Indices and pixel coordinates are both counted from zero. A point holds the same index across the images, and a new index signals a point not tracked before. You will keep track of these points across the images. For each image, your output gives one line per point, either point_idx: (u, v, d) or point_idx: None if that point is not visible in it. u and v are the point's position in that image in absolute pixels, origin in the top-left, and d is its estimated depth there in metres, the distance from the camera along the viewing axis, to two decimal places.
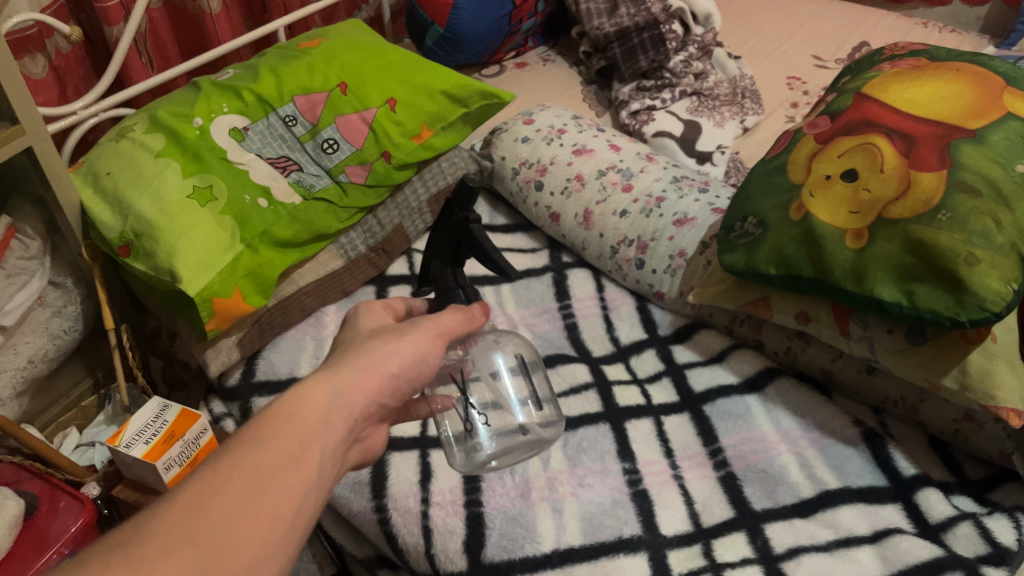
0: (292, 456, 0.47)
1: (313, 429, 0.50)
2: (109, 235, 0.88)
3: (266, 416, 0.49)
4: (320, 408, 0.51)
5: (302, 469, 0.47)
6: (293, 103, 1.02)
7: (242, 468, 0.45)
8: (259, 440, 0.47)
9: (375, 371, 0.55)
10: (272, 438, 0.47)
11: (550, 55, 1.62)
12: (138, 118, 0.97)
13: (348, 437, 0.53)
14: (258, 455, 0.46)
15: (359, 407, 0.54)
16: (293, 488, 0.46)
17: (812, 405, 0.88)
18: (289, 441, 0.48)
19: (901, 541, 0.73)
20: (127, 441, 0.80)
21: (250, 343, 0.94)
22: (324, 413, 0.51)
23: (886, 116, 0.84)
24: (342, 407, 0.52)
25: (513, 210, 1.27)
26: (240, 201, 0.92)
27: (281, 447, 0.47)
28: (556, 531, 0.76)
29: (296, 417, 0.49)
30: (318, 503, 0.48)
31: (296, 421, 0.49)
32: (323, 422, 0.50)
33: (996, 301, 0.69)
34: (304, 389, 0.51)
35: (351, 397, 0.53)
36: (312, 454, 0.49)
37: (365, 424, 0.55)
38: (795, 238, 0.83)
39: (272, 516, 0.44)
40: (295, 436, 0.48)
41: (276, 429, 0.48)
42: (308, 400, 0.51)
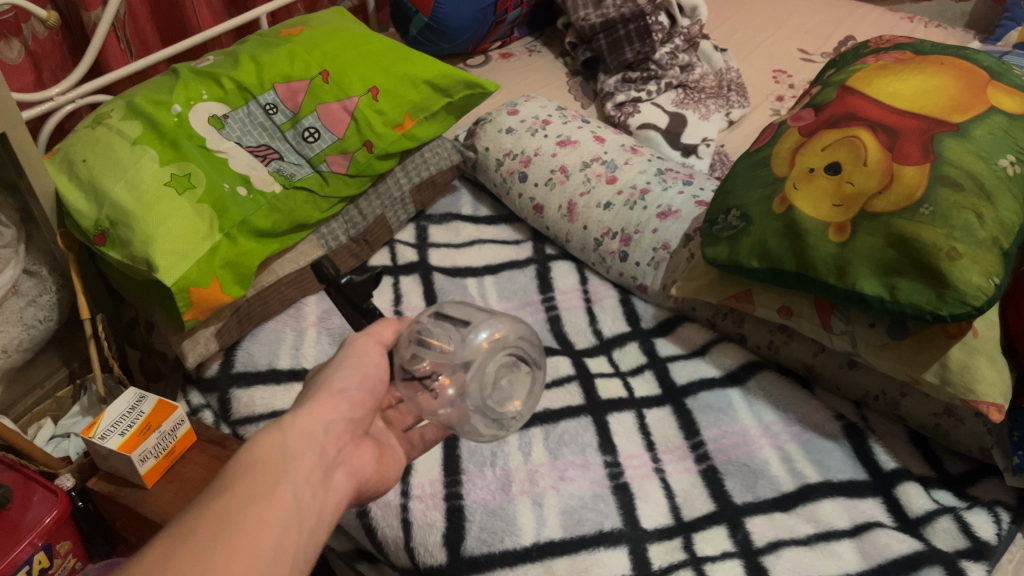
0: (263, 493, 0.47)
1: (280, 466, 0.50)
2: (85, 223, 0.87)
3: (230, 466, 0.49)
4: (279, 447, 0.51)
5: (276, 503, 0.47)
6: (273, 90, 1.01)
7: (210, 512, 0.45)
8: (226, 486, 0.47)
9: (327, 394, 0.58)
10: (237, 482, 0.47)
11: (536, 46, 1.61)
12: (115, 105, 0.95)
13: (320, 464, 0.53)
14: (228, 498, 0.46)
15: (320, 437, 0.55)
16: (269, 521, 0.46)
17: (793, 399, 0.88)
18: (256, 480, 0.48)
19: (880, 536, 0.73)
20: (102, 432, 0.79)
21: (228, 333, 0.93)
22: (285, 450, 0.51)
23: (870, 110, 0.83)
24: (303, 439, 0.53)
25: (497, 202, 1.26)
26: (219, 189, 0.91)
27: (249, 487, 0.47)
28: (536, 524, 0.76)
29: (259, 460, 0.50)
30: (302, 535, 0.48)
31: (259, 462, 0.50)
32: (286, 457, 0.51)
33: (977, 295, 0.70)
34: (257, 437, 0.52)
35: (308, 429, 0.54)
36: (282, 489, 0.49)
37: (335, 451, 0.56)
38: (778, 232, 0.82)
39: (252, 551, 0.44)
40: (263, 475, 0.49)
41: (242, 474, 0.48)
42: (266, 442, 0.51)
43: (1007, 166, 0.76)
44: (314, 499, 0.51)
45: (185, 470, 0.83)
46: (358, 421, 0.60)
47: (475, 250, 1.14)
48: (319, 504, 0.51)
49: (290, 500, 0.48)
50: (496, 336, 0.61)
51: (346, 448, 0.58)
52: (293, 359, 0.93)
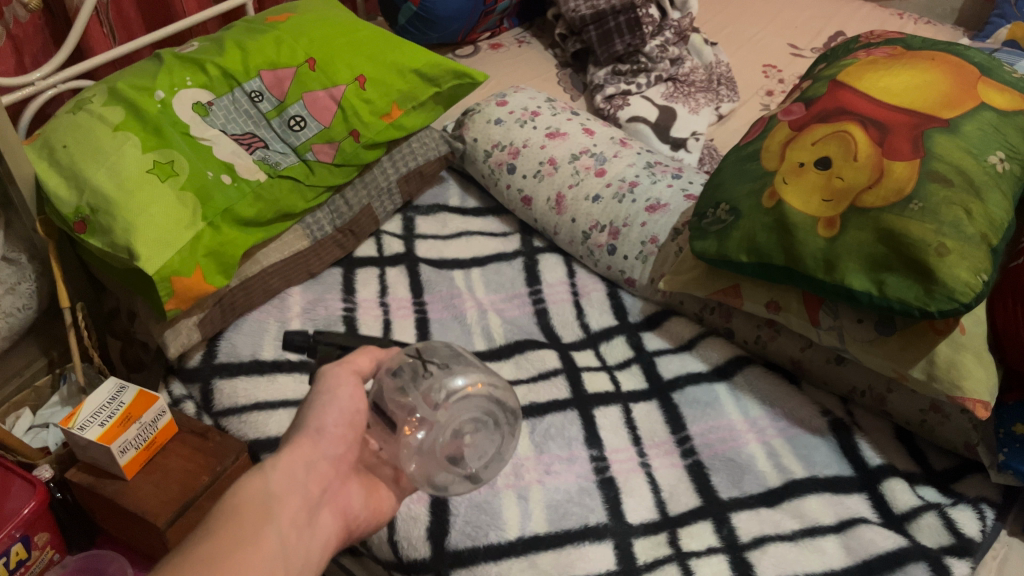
0: (247, 537, 0.49)
1: (265, 511, 0.52)
2: (65, 210, 0.85)
3: (216, 514, 0.51)
4: (263, 492, 0.54)
5: (259, 546, 0.49)
6: (259, 78, 0.99)
7: (197, 556, 0.46)
8: (212, 530, 0.49)
9: (305, 434, 0.59)
10: (222, 527, 0.50)
11: (526, 37, 1.60)
12: (97, 90, 0.93)
13: (304, 505, 0.55)
14: (212, 542, 0.48)
15: (304, 477, 0.57)
16: (253, 565, 0.48)
17: (779, 394, 0.88)
18: (240, 525, 0.50)
19: (865, 531, 0.73)
20: (81, 423, 0.77)
21: (211, 323, 0.91)
22: (268, 495, 0.53)
23: (860, 104, 0.83)
24: (286, 481, 0.55)
25: (484, 193, 1.25)
26: (202, 177, 0.89)
27: (234, 533, 0.49)
28: (521, 518, 0.75)
29: (243, 506, 0.52)
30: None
31: (243, 507, 0.52)
32: (270, 502, 0.53)
33: (965, 292, 0.69)
34: (241, 482, 0.54)
35: (291, 472, 0.56)
36: (267, 532, 0.51)
37: (321, 491, 0.58)
38: (767, 227, 0.82)
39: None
40: (246, 520, 0.51)
41: (226, 520, 0.50)
42: (250, 488, 0.53)
43: (996, 163, 0.76)
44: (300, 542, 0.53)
45: (166, 461, 0.82)
46: (341, 458, 0.61)
47: (462, 242, 1.13)
48: (305, 548, 0.53)
49: (275, 542, 0.50)
50: (479, 385, 0.62)
51: (332, 486, 0.59)
52: (277, 349, 0.92)
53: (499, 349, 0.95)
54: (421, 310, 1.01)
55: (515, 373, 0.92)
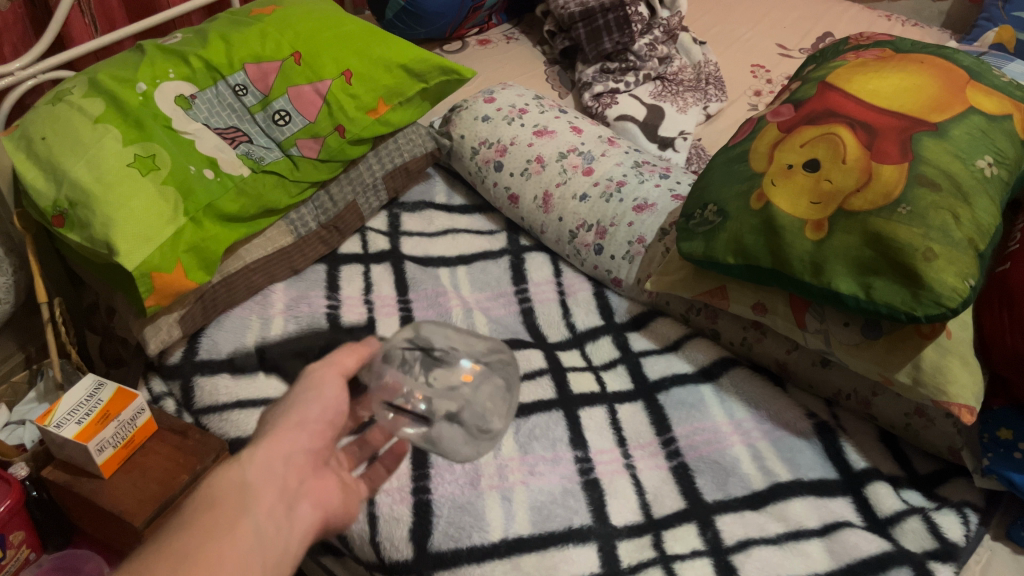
0: (220, 531, 0.50)
1: (239, 502, 0.52)
2: (42, 203, 0.83)
3: (191, 506, 0.52)
4: (239, 483, 0.54)
5: (233, 539, 0.50)
6: (243, 71, 0.98)
7: (169, 550, 0.47)
8: (184, 523, 0.50)
9: (285, 427, 0.59)
10: (195, 520, 0.50)
11: (514, 33, 1.59)
12: (77, 81, 0.92)
13: (281, 497, 0.55)
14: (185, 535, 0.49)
15: (282, 467, 0.57)
16: (224, 558, 0.49)
17: (765, 396, 0.87)
18: (214, 519, 0.51)
19: (849, 535, 0.73)
20: (58, 421, 0.76)
21: (192, 320, 0.90)
22: (245, 485, 0.54)
23: (849, 107, 0.83)
24: (262, 473, 0.55)
25: (471, 190, 1.24)
26: (184, 171, 0.88)
27: (206, 526, 0.50)
28: (505, 520, 0.74)
29: (218, 498, 0.52)
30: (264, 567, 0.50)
31: (218, 501, 0.52)
32: (245, 493, 0.53)
33: (952, 297, 0.69)
34: (217, 475, 0.54)
35: (266, 465, 0.56)
36: (241, 524, 0.51)
37: (299, 482, 0.58)
38: (755, 228, 0.82)
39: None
40: (220, 514, 0.51)
41: (200, 514, 0.51)
42: (226, 480, 0.54)
43: (984, 167, 0.76)
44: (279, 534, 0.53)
45: (146, 459, 0.80)
46: (318, 452, 0.60)
47: (448, 240, 1.13)
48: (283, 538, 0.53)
49: (250, 534, 0.51)
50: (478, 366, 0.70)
51: (311, 480, 0.59)
52: (259, 347, 0.91)
53: None
54: (405, 308, 1.00)
55: None
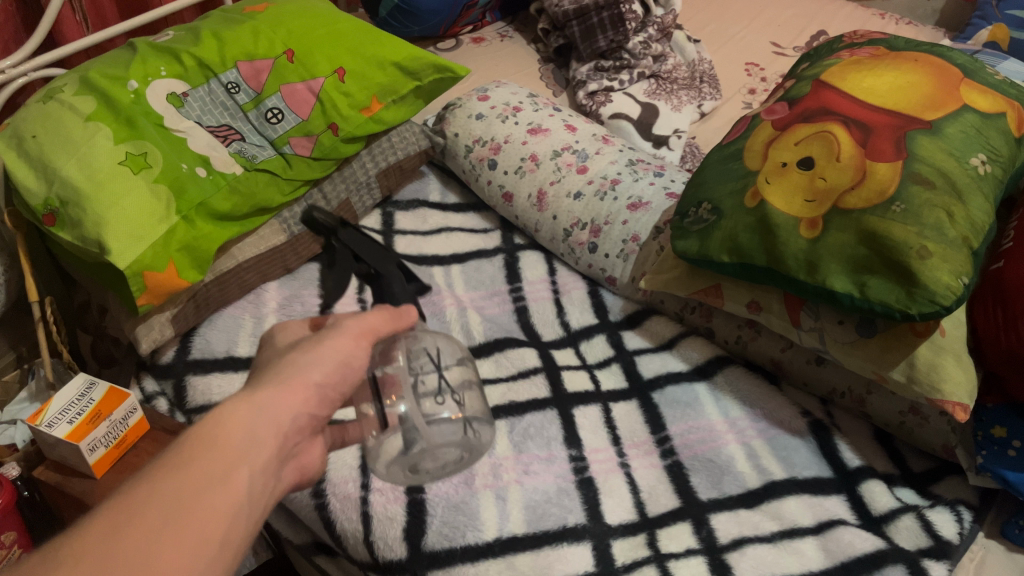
0: (218, 480, 0.46)
1: (239, 450, 0.49)
2: (33, 202, 0.83)
3: (190, 438, 0.48)
4: (245, 425, 0.50)
5: (229, 489, 0.46)
6: (236, 69, 0.97)
7: (160, 491, 0.44)
8: (183, 460, 0.46)
9: (301, 382, 0.54)
10: (194, 461, 0.46)
11: (508, 31, 1.59)
12: (68, 79, 0.91)
13: (279, 453, 0.51)
14: (183, 473, 0.45)
15: (287, 421, 0.53)
16: (216, 511, 0.45)
17: (760, 394, 0.87)
18: (213, 463, 0.47)
19: (843, 534, 0.73)
20: (49, 420, 0.76)
21: (185, 319, 0.89)
22: (251, 432, 0.50)
23: (843, 105, 0.82)
24: (269, 422, 0.51)
25: (465, 188, 1.24)
26: (177, 169, 0.87)
27: (206, 467, 0.46)
28: (499, 519, 0.74)
29: (220, 440, 0.48)
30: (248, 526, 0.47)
31: (220, 439, 0.48)
32: (248, 438, 0.50)
33: (946, 295, 0.69)
34: (224, 408, 0.50)
35: (275, 413, 0.52)
36: (238, 474, 0.48)
37: (296, 440, 0.54)
38: (749, 227, 0.81)
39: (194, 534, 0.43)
40: (221, 457, 0.47)
41: (202, 451, 0.47)
42: (229, 422, 0.50)
43: (978, 165, 0.76)
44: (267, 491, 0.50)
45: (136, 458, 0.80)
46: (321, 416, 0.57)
47: (442, 238, 1.12)
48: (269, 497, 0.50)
49: (244, 489, 0.47)
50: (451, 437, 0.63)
51: (304, 441, 0.56)
52: (252, 346, 0.91)
53: (478, 347, 0.94)
54: None
55: (494, 371, 0.91)
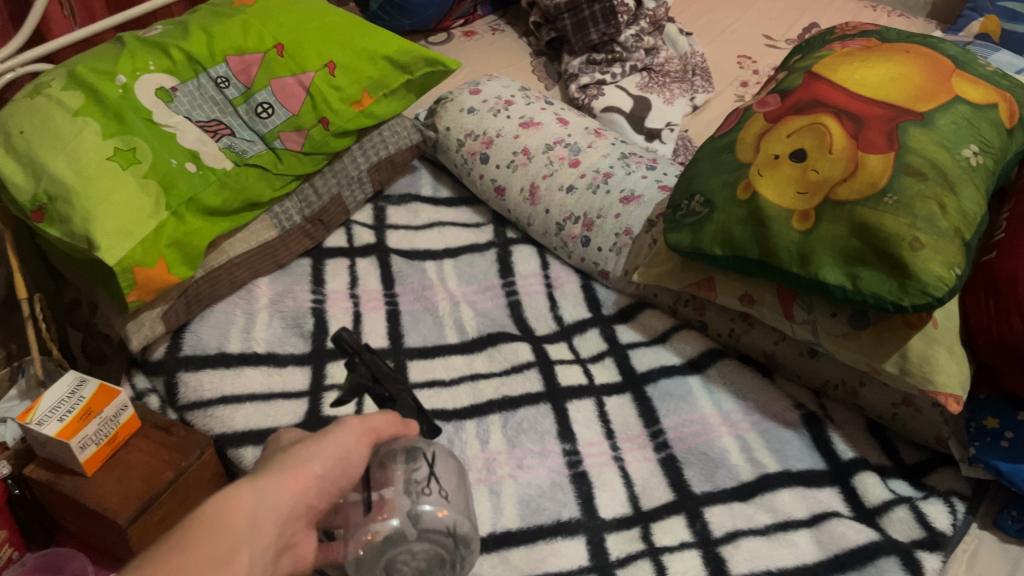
0: (219, 566, 0.46)
1: (241, 534, 0.49)
2: (21, 198, 0.82)
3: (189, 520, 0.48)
4: (247, 511, 0.50)
5: (230, 572, 0.47)
6: (225, 63, 0.97)
7: (161, 571, 0.44)
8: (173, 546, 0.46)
9: (301, 472, 0.54)
10: (191, 545, 0.46)
11: (499, 24, 1.58)
12: (56, 73, 0.90)
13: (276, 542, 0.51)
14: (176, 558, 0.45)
15: (287, 510, 0.52)
16: None
17: (753, 387, 0.87)
18: (212, 546, 0.47)
19: (837, 525, 0.73)
20: (39, 418, 0.75)
21: (176, 316, 0.89)
22: (251, 517, 0.50)
23: (835, 97, 0.82)
24: (270, 508, 0.51)
25: (457, 183, 1.23)
26: (166, 164, 0.87)
27: (205, 554, 0.46)
28: (492, 513, 0.74)
29: (220, 523, 0.48)
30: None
31: (221, 522, 0.48)
32: (250, 523, 0.49)
33: (939, 286, 0.69)
34: (225, 493, 0.50)
35: (277, 498, 0.52)
36: (239, 556, 0.48)
37: (293, 530, 0.54)
38: (742, 219, 0.81)
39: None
40: (220, 542, 0.47)
41: (198, 533, 0.47)
42: (229, 504, 0.50)
43: (970, 156, 0.76)
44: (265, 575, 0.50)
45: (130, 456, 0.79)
46: (318, 509, 0.56)
47: (434, 233, 1.12)
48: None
49: (246, 570, 0.48)
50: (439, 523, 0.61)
51: (299, 531, 0.55)
52: (244, 342, 0.90)
53: (471, 342, 0.94)
54: (392, 302, 0.99)
55: (487, 367, 0.91)
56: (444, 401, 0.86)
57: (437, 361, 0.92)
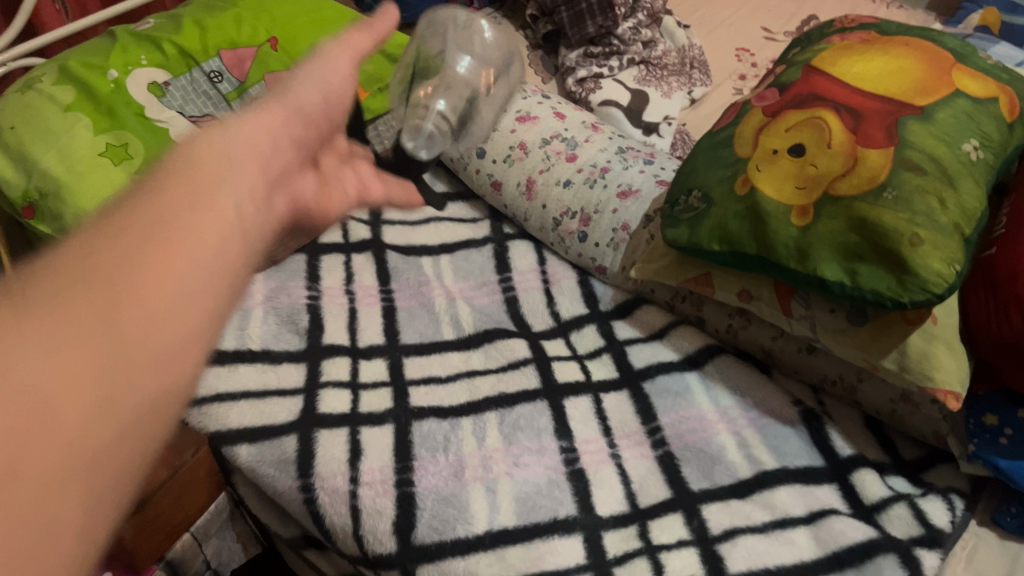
0: (217, 174, 0.45)
1: (215, 179, 0.44)
2: (12, 195, 0.81)
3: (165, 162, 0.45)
4: (222, 149, 0.47)
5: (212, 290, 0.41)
6: (218, 57, 0.95)
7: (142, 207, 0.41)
8: (137, 199, 0.41)
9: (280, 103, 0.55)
10: (165, 186, 0.42)
11: (496, 17, 1.57)
12: (47, 68, 0.89)
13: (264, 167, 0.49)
14: (148, 208, 0.41)
15: (265, 147, 0.51)
16: (196, 235, 0.41)
17: (751, 383, 0.87)
18: (187, 185, 0.43)
19: (835, 523, 0.72)
20: None
21: None
22: (229, 155, 0.47)
23: (835, 91, 0.81)
24: (246, 150, 0.48)
25: (453, 178, 1.22)
26: (159, 160, 0.86)
27: (176, 199, 0.42)
28: (489, 512, 0.74)
29: (197, 167, 0.45)
30: (244, 247, 0.44)
31: (199, 162, 0.45)
32: (225, 160, 0.46)
33: (938, 282, 0.69)
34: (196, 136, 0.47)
35: (248, 156, 0.48)
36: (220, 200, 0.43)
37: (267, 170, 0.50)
38: (739, 215, 0.81)
39: (179, 297, 0.39)
40: (192, 182, 0.43)
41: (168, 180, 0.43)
42: (200, 152, 0.45)
43: (970, 151, 0.75)
44: (241, 232, 0.44)
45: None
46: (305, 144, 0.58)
47: (430, 228, 1.11)
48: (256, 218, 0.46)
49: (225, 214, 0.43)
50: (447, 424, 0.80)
51: (279, 177, 0.53)
52: (238, 339, 0.88)
53: (468, 339, 0.94)
54: (388, 298, 0.99)
55: (484, 363, 0.90)
56: (440, 399, 0.86)
57: (433, 358, 0.91)
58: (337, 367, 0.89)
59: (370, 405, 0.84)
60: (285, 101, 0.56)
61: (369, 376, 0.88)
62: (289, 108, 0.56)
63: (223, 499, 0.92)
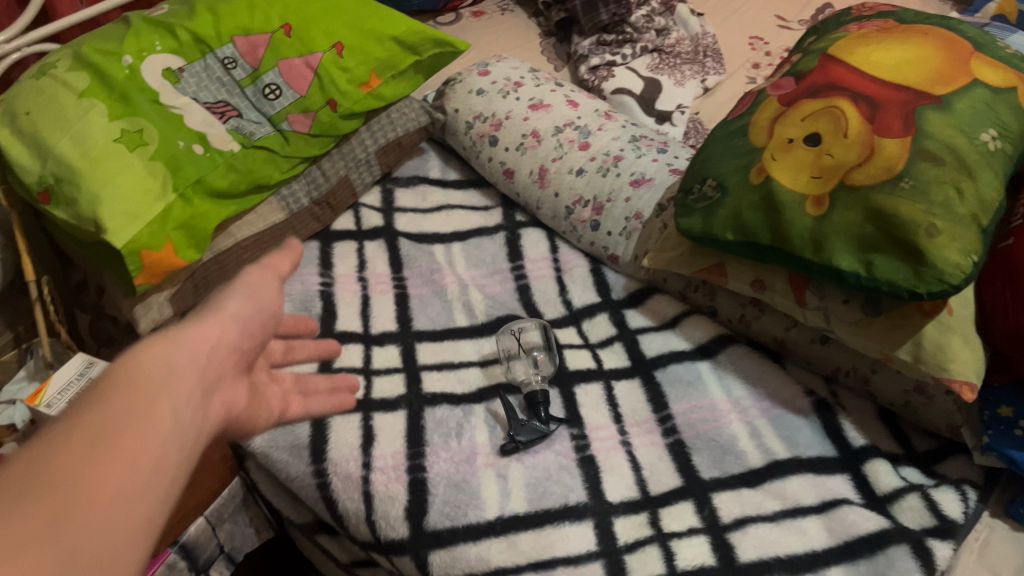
0: (150, 400, 0.41)
1: (149, 401, 0.40)
2: (28, 179, 0.82)
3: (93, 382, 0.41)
4: (163, 364, 0.43)
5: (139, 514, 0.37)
6: (232, 44, 0.95)
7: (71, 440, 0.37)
8: (78, 414, 0.39)
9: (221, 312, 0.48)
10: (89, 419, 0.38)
11: (508, 4, 1.56)
12: (62, 53, 0.89)
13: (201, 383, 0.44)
14: (85, 427, 0.38)
15: (204, 359, 0.45)
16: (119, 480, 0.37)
17: (763, 372, 0.87)
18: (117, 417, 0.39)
19: (848, 513, 0.72)
20: (48, 400, 0.74)
21: (183, 298, 0.89)
22: (170, 368, 0.43)
23: (852, 80, 0.81)
24: (185, 360, 0.44)
25: (465, 166, 1.22)
26: (173, 147, 0.86)
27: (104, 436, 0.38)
28: (500, 498, 0.74)
29: (131, 388, 0.41)
30: (180, 457, 0.41)
31: (131, 382, 0.41)
32: (160, 380, 0.42)
33: (955, 274, 0.68)
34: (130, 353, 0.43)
35: (188, 358, 0.44)
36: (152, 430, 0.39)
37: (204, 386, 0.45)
38: (754, 204, 0.81)
39: (122, 497, 0.37)
40: (133, 392, 0.40)
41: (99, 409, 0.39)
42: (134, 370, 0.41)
43: (988, 141, 0.75)
44: (175, 452, 0.41)
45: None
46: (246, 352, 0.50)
47: (442, 216, 1.11)
48: (193, 439, 0.42)
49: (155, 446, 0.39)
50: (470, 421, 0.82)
51: (220, 383, 0.47)
52: None
53: (481, 327, 0.94)
54: (400, 286, 0.99)
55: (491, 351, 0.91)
56: (452, 385, 0.86)
57: (445, 345, 0.92)
58: (350, 354, 0.89)
59: (382, 391, 0.85)
60: (224, 314, 0.48)
61: (381, 363, 0.89)
62: (227, 319, 0.48)
63: (235, 484, 0.88)
